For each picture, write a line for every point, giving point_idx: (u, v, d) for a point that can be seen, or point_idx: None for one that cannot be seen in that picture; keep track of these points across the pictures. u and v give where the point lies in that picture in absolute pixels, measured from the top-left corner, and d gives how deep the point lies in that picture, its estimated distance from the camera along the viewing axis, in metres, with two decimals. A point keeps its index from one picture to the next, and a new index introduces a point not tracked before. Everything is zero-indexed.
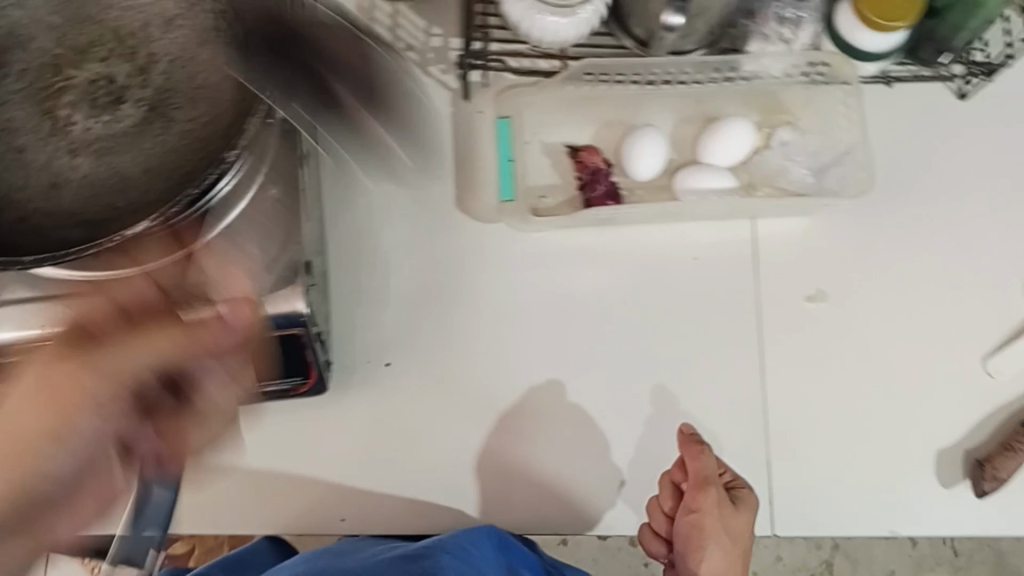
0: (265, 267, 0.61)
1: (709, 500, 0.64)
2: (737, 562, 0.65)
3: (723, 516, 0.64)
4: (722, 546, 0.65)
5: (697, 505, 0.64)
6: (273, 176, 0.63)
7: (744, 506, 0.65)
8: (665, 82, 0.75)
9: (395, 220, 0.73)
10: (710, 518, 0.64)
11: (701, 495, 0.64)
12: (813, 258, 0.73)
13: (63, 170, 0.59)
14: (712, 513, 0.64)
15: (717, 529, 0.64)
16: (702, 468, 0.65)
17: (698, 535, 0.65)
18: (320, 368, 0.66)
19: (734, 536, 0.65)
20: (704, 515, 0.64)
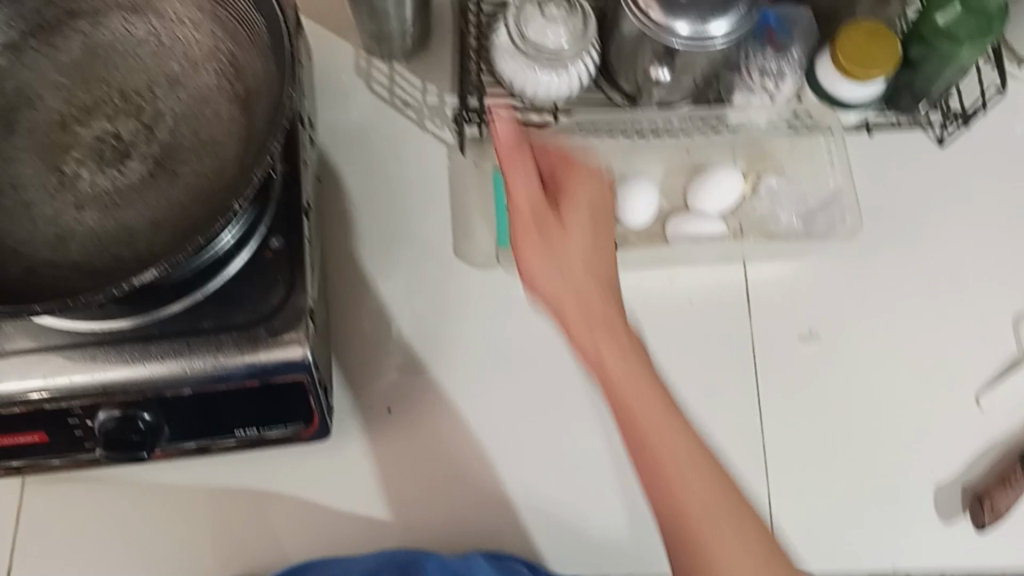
0: (270, 311, 0.61)
1: (531, 205, 0.58)
2: (629, 350, 0.57)
3: (549, 246, 0.57)
4: (562, 251, 0.57)
5: (523, 243, 0.58)
6: (276, 227, 0.64)
7: (566, 234, 0.58)
8: (653, 133, 0.77)
9: (396, 268, 0.74)
10: (541, 240, 0.57)
11: (520, 217, 0.58)
12: (807, 299, 0.74)
13: (70, 223, 0.60)
14: (534, 241, 0.58)
15: (537, 229, 0.58)
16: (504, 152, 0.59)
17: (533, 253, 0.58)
18: (324, 415, 0.65)
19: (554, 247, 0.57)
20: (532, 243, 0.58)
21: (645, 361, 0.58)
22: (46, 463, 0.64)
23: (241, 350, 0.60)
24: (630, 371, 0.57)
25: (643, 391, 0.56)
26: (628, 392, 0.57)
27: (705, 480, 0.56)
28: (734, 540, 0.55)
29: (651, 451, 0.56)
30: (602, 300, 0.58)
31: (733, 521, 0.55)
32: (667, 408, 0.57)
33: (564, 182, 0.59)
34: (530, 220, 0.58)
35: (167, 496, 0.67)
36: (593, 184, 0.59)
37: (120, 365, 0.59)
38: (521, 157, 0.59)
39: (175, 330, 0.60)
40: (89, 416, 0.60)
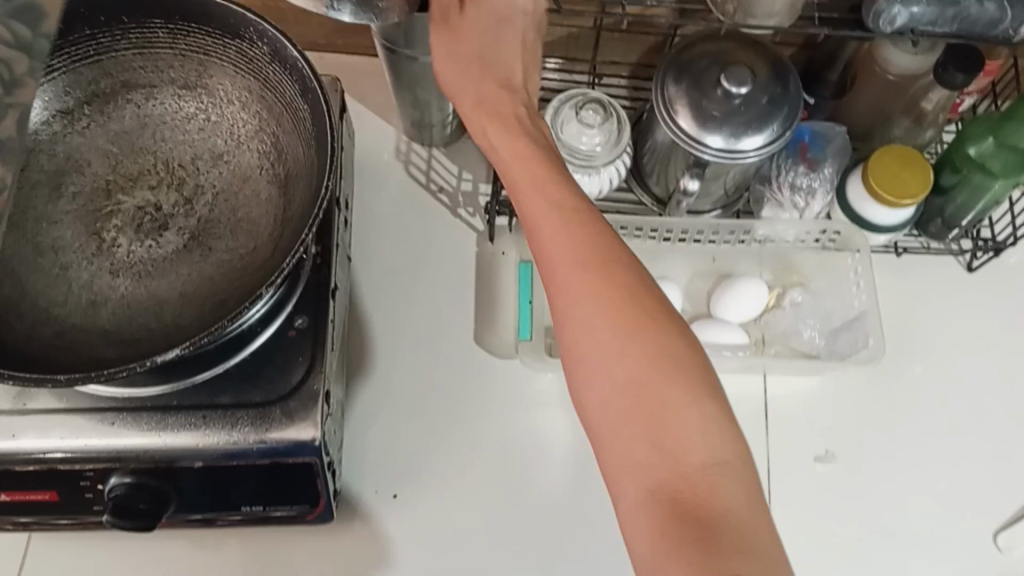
0: (288, 391, 0.62)
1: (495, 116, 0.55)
2: (597, 293, 0.48)
3: (486, 126, 0.55)
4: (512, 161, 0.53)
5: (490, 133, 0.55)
6: (301, 307, 0.65)
7: (469, 73, 0.57)
8: (681, 239, 0.77)
9: (415, 351, 0.75)
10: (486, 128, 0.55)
11: (495, 145, 0.54)
12: (824, 418, 0.73)
13: (103, 289, 0.61)
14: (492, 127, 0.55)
15: (484, 122, 0.55)
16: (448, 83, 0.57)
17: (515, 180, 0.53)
18: (330, 499, 0.65)
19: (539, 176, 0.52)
20: (510, 161, 0.53)
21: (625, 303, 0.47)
22: (52, 522, 0.64)
23: (255, 429, 0.60)
24: (579, 290, 0.48)
25: (598, 297, 0.47)
26: (575, 307, 0.48)
27: (682, 400, 0.46)
28: (704, 435, 0.45)
29: (601, 433, 0.47)
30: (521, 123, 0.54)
31: (682, 389, 0.46)
32: (652, 347, 0.47)
33: (493, 126, 0.55)
34: (477, 104, 0.56)
35: (168, 563, 0.67)
36: (515, 74, 0.57)
37: (137, 432, 0.60)
38: (479, 91, 0.56)
39: (193, 402, 0.61)
40: (100, 480, 0.61)
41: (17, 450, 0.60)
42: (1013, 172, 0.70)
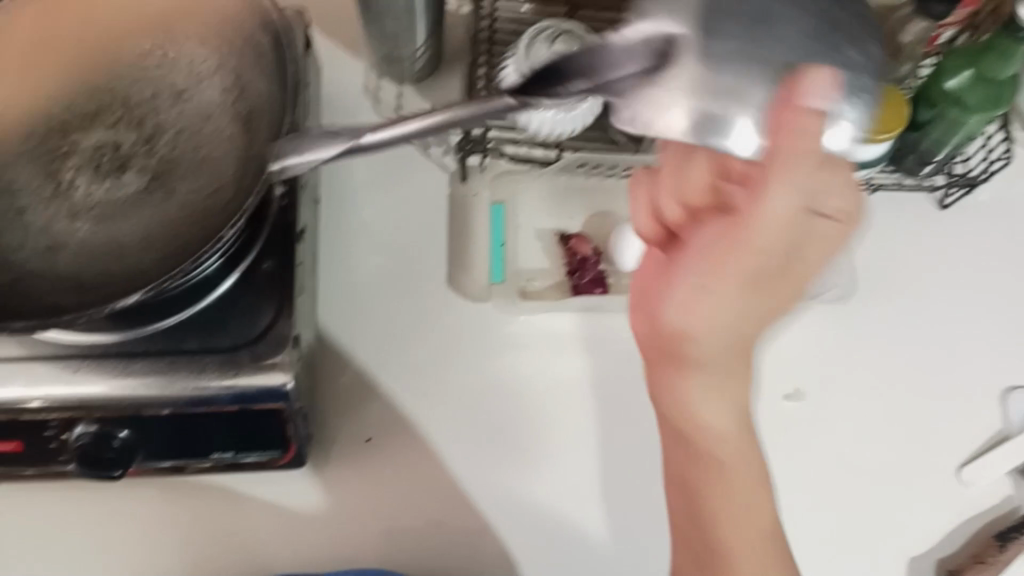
0: (256, 336, 0.61)
1: (730, 304, 0.52)
2: (727, 409, 0.55)
3: (713, 290, 0.52)
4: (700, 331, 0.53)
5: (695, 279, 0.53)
6: (268, 250, 0.64)
7: (775, 194, 0.49)
8: None
9: (387, 295, 0.74)
10: (664, 388, 0.56)
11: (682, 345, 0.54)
12: (798, 358, 0.74)
13: (62, 233, 0.60)
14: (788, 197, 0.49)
15: (746, 244, 0.51)
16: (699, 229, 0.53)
17: (675, 346, 0.54)
18: (302, 445, 0.64)
19: (738, 310, 0.52)
20: (673, 365, 0.55)
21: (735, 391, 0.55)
22: (17, 473, 0.63)
23: (222, 375, 0.59)
24: (713, 402, 0.54)
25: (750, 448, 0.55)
26: (716, 523, 0.55)
27: None
28: None
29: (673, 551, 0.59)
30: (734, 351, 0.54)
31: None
32: (766, 527, 0.55)
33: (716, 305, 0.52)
34: (749, 248, 0.51)
35: (137, 511, 0.66)
36: (750, 324, 0.53)
37: (100, 381, 0.59)
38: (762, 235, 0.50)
39: (159, 348, 0.60)
40: (65, 429, 0.59)
41: None
42: (988, 105, 0.69)
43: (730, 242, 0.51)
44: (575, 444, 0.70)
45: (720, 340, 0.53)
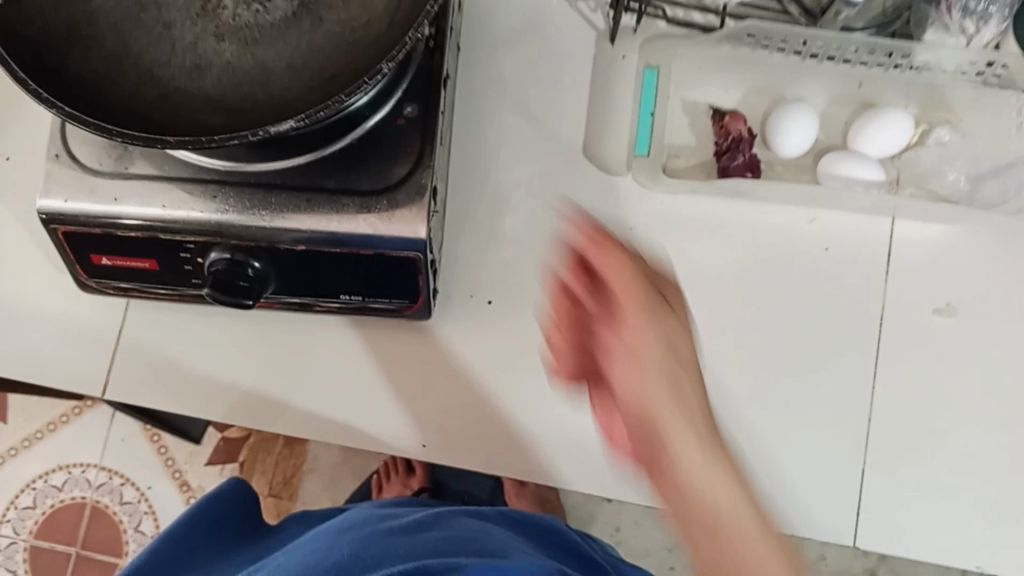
0: (392, 184, 0.59)
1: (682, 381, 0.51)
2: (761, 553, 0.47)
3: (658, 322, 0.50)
4: (683, 445, 0.49)
5: (680, 459, 0.49)
6: (410, 94, 0.61)
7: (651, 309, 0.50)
8: (829, 59, 0.69)
9: (520, 157, 0.71)
10: (710, 544, 0.47)
11: (658, 431, 0.49)
12: (952, 273, 0.69)
13: (208, 53, 0.58)
14: (640, 314, 0.50)
15: (634, 367, 0.50)
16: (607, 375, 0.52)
17: (658, 434, 0.49)
18: (429, 297, 0.64)
19: (664, 342, 0.50)
20: (700, 544, 0.48)
21: (721, 470, 0.49)
22: (149, 292, 0.65)
23: (363, 217, 0.59)
24: (719, 481, 0.48)
25: (738, 488, 0.49)
26: (690, 464, 0.49)
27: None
28: None
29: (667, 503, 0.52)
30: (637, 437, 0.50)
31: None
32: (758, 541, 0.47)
33: (635, 301, 0.50)
34: (636, 363, 0.50)
35: (268, 345, 0.68)
36: (655, 411, 0.49)
37: (240, 209, 0.59)
38: (631, 291, 0.50)
39: (298, 183, 0.60)
40: (202, 253, 0.61)
41: (120, 216, 0.59)
42: None
43: (641, 384, 0.49)
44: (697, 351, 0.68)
45: (707, 468, 0.49)
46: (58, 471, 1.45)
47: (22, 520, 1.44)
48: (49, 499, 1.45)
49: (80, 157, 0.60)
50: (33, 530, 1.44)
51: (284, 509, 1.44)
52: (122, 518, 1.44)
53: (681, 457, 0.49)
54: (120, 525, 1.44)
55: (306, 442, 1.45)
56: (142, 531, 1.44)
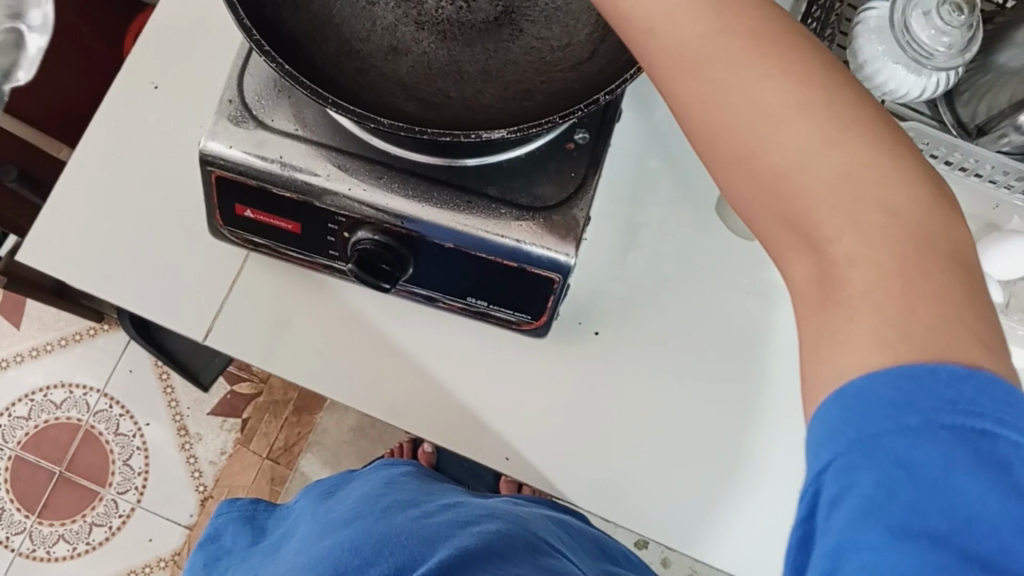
0: (549, 205, 0.60)
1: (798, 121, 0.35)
2: (872, 348, 0.32)
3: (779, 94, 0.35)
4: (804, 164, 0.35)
5: (772, 240, 0.36)
6: (584, 122, 0.63)
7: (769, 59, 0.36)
8: (975, 174, 0.70)
9: (655, 200, 0.74)
10: (813, 324, 0.34)
11: (738, 148, 0.36)
12: None
13: (405, 38, 0.59)
14: (695, 108, 0.37)
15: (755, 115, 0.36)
16: (698, 86, 0.37)
17: (789, 196, 0.34)
18: (552, 316, 0.65)
19: (796, 103, 0.35)
20: (810, 347, 0.34)
21: (944, 259, 0.33)
22: (282, 251, 0.66)
23: (515, 227, 0.59)
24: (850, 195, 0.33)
25: (942, 265, 0.33)
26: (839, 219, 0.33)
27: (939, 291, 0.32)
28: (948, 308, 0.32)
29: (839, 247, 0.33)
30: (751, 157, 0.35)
31: (915, 290, 0.32)
32: (900, 245, 0.33)
33: (712, 57, 0.36)
34: (720, 115, 0.36)
35: (374, 325, 0.68)
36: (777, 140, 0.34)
37: (398, 195, 0.60)
38: (736, 116, 0.35)
39: (460, 183, 0.60)
40: (349, 229, 0.62)
41: (283, 174, 0.59)
42: None
43: (736, 141, 0.35)
44: (793, 424, 0.68)
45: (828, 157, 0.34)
46: (59, 388, 1.37)
47: (14, 428, 1.36)
48: (45, 413, 1.37)
49: (254, 108, 0.61)
50: (24, 441, 1.36)
51: (279, 474, 1.34)
52: (112, 448, 1.36)
53: (798, 140, 0.34)
54: (109, 455, 1.36)
55: (316, 414, 1.37)
56: (130, 466, 1.35)
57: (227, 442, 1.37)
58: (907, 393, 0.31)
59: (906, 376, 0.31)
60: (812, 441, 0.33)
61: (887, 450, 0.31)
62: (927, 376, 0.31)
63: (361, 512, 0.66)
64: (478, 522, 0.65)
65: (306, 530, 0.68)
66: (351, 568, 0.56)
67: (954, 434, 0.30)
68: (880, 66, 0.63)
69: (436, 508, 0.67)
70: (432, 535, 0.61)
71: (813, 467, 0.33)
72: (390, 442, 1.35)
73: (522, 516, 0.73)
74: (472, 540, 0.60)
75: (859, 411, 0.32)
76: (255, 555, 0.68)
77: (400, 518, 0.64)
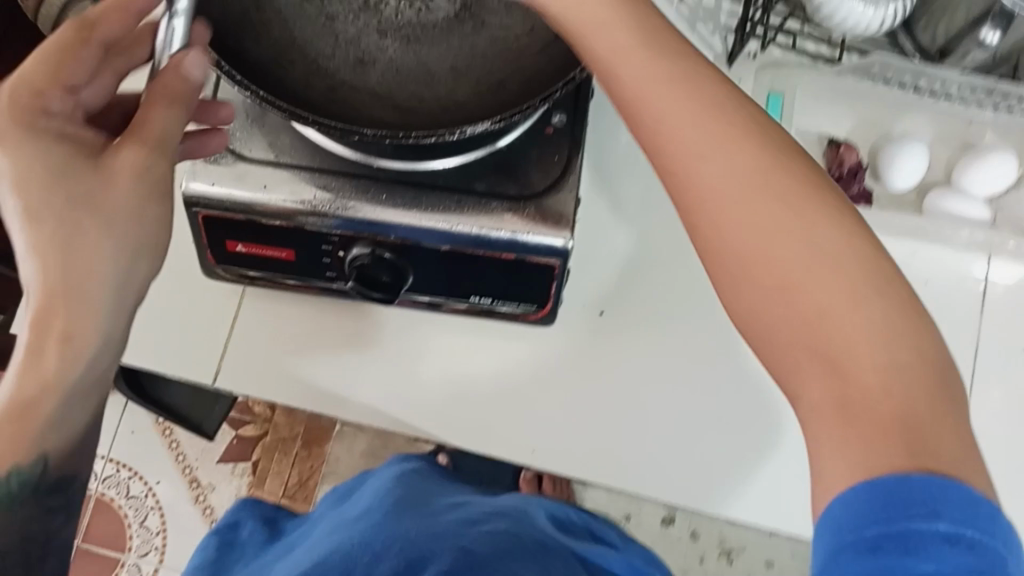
0: (538, 191, 0.60)
1: (802, 225, 0.36)
2: (889, 445, 0.32)
3: (773, 189, 0.37)
4: (793, 240, 0.36)
5: (774, 351, 0.36)
6: (559, 104, 0.63)
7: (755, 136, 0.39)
8: (944, 98, 0.72)
9: (637, 170, 0.73)
10: (826, 431, 0.34)
11: (752, 253, 0.37)
12: None
13: (371, 48, 0.58)
14: (710, 209, 0.38)
15: (758, 213, 0.37)
16: (709, 188, 0.38)
17: (800, 306, 0.35)
18: (557, 304, 0.65)
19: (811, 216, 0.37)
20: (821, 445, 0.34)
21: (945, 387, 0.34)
22: (278, 280, 0.66)
23: (509, 220, 0.59)
24: (848, 294, 0.35)
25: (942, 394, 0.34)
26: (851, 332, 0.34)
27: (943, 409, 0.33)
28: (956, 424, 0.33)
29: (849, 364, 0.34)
30: (763, 266, 0.36)
31: (928, 403, 0.33)
32: (914, 364, 0.34)
33: (724, 161, 0.38)
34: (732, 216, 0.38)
35: (381, 339, 0.68)
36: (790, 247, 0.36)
37: (389, 207, 0.59)
38: (753, 220, 0.37)
39: (448, 185, 0.60)
40: (343, 247, 0.61)
41: (269, 203, 0.59)
42: None
43: (752, 246, 0.37)
44: None
45: (816, 248, 0.36)
46: None
47: None
48: None
49: (229, 142, 0.60)
50: None
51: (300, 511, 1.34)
52: (126, 512, 1.34)
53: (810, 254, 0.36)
54: (124, 519, 1.34)
55: (326, 445, 1.37)
56: (148, 527, 1.34)
57: (241, 488, 1.36)
58: (936, 497, 0.30)
59: (935, 485, 0.31)
60: (828, 523, 0.32)
61: (914, 549, 0.30)
62: (952, 490, 0.30)
63: (372, 511, 0.66)
64: (488, 516, 0.65)
65: (315, 535, 0.68)
66: (361, 564, 0.58)
67: (975, 551, 0.30)
68: (836, 6, 0.64)
69: (447, 504, 0.68)
70: (438, 531, 0.61)
71: (823, 551, 0.32)
72: None
73: (533, 510, 0.73)
74: (477, 536, 0.60)
75: (886, 504, 0.31)
76: (270, 557, 0.69)
77: (407, 515, 0.64)
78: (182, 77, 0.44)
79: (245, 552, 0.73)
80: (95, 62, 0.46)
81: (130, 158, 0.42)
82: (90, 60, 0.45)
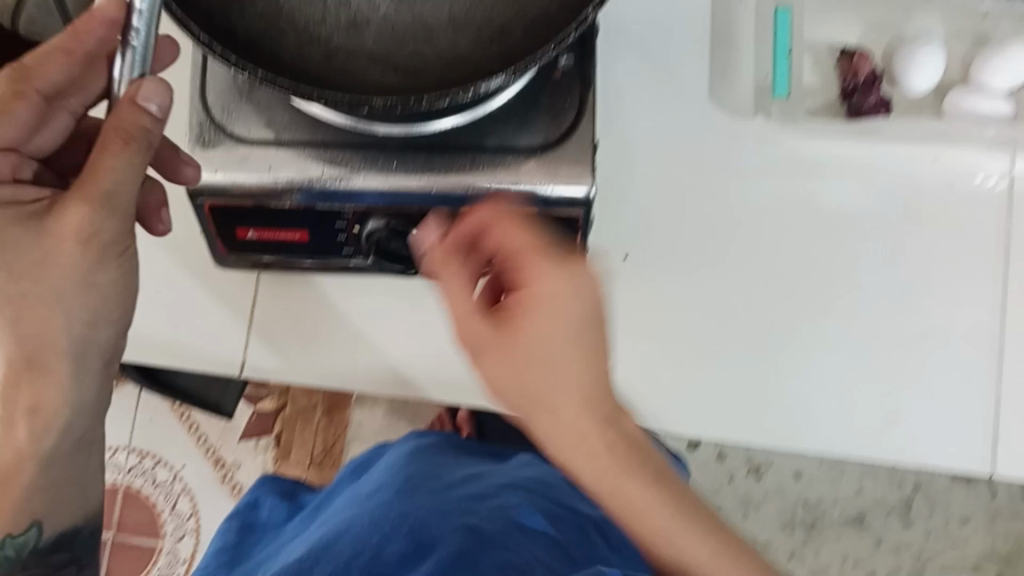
0: (554, 141, 0.58)
1: (595, 422, 0.47)
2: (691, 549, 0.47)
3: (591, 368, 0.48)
4: (606, 459, 0.46)
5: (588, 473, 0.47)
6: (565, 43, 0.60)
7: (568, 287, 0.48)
8: None
9: (648, 100, 0.70)
10: (653, 511, 0.46)
11: (571, 451, 0.47)
12: None
13: (362, 6, 0.55)
14: (529, 391, 0.47)
15: (561, 389, 0.47)
16: (492, 367, 0.48)
17: (615, 487, 0.46)
18: (583, 254, 0.63)
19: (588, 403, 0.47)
20: (646, 522, 0.46)
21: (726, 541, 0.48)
22: (294, 262, 0.63)
23: (528, 175, 0.57)
24: (650, 503, 0.46)
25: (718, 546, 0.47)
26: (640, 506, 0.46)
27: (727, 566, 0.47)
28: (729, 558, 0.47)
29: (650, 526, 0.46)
30: (582, 451, 0.46)
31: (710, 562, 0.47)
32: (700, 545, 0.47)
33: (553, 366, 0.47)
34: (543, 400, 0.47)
35: (398, 308, 0.65)
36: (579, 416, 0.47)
37: (402, 176, 0.57)
38: (550, 392, 0.47)
39: (459, 144, 0.58)
40: (358, 221, 0.59)
41: (276, 184, 0.56)
42: None
43: (576, 446, 0.46)
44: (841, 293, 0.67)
45: (614, 442, 0.47)
46: None
47: None
48: None
49: (226, 124, 0.58)
50: None
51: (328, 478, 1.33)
52: (157, 499, 1.34)
53: (608, 461, 0.46)
54: (155, 506, 1.34)
55: (347, 410, 1.36)
56: (179, 511, 1.33)
57: (267, 461, 1.35)
58: None
59: None
60: None
61: None
62: None
63: (385, 487, 0.65)
64: (497, 494, 0.64)
65: (323, 516, 0.67)
66: (370, 545, 0.56)
67: None
68: None
69: (458, 482, 0.67)
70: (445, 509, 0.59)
71: None
72: (425, 418, 1.34)
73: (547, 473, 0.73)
74: (485, 516, 0.59)
75: None
76: (281, 534, 0.68)
77: (415, 492, 0.63)
78: (140, 113, 0.46)
79: (266, 532, 0.72)
80: (36, 113, 0.53)
81: (80, 215, 0.47)
82: (25, 113, 0.52)
